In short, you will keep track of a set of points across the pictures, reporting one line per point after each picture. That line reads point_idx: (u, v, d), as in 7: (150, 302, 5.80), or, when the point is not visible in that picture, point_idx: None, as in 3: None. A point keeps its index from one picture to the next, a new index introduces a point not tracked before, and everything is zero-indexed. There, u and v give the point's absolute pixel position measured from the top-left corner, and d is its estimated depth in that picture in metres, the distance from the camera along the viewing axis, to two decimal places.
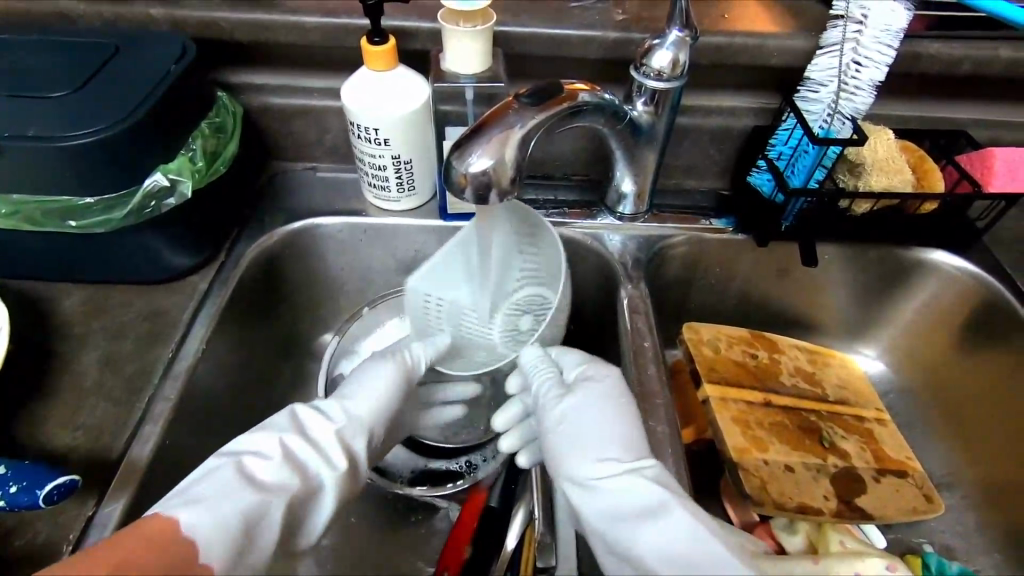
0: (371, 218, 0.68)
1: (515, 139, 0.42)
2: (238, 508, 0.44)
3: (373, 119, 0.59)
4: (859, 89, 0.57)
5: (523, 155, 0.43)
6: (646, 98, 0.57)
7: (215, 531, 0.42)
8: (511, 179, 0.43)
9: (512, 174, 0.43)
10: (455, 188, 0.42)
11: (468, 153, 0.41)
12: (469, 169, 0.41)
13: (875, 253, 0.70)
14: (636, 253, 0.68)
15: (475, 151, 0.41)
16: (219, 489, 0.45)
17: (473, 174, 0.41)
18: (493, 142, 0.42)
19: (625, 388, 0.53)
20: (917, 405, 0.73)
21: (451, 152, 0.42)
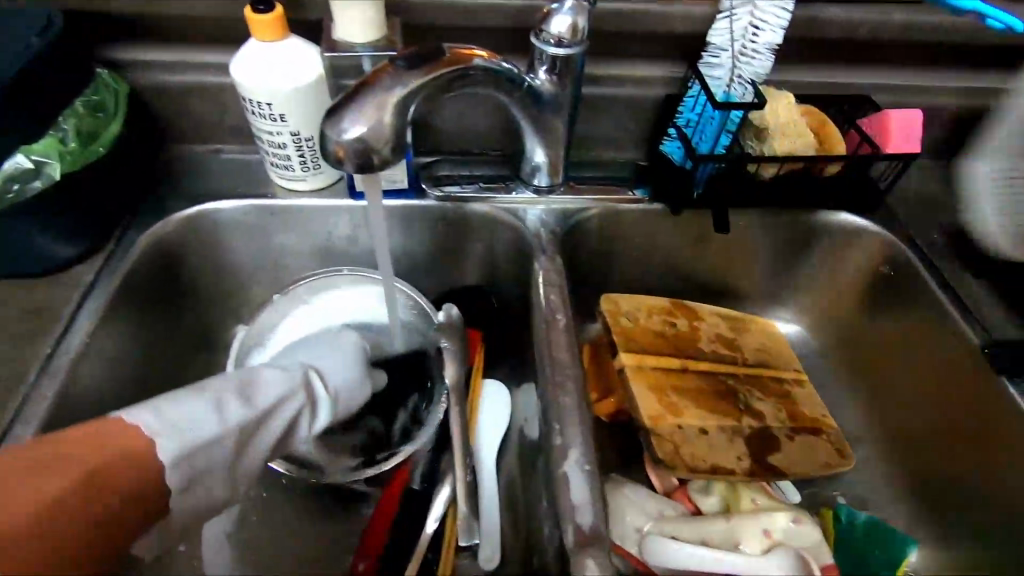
0: (276, 200, 0.65)
1: (392, 105, 0.40)
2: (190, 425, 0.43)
3: (266, 93, 0.56)
4: (757, 53, 0.58)
5: (404, 121, 0.42)
6: (548, 67, 0.56)
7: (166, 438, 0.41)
8: (391, 147, 0.41)
9: (392, 143, 0.41)
10: (333, 160, 0.40)
11: (342, 121, 0.39)
12: (344, 137, 0.39)
13: (787, 218, 0.71)
14: (553, 226, 0.67)
15: (350, 119, 0.39)
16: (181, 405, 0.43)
17: (348, 142, 0.39)
18: (368, 108, 0.40)
19: None
20: (832, 364, 0.75)
21: (325, 121, 0.40)
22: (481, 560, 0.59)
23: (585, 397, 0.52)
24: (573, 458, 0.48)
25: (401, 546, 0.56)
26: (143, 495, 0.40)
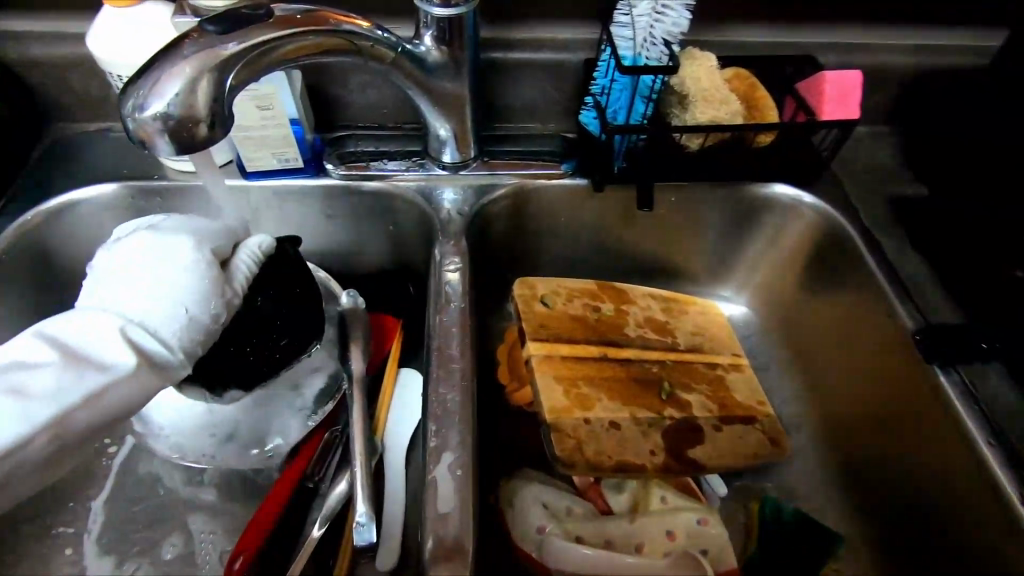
0: (163, 181, 0.61)
1: (205, 77, 0.36)
2: None
3: (125, 66, 0.51)
4: (667, 10, 0.52)
5: (222, 95, 0.37)
6: (435, 32, 0.51)
7: None
8: (207, 124, 0.36)
9: (209, 119, 0.36)
10: (139, 140, 0.36)
11: (141, 97, 0.34)
12: (145, 115, 0.35)
13: (723, 192, 0.66)
14: (462, 205, 0.62)
15: (150, 93, 0.35)
16: None
17: (149, 120, 0.35)
18: (168, 79, 0.35)
19: None
20: (774, 347, 0.71)
21: (125, 97, 0.35)
22: (379, 562, 0.55)
23: (469, 393, 0.48)
24: (444, 461, 0.44)
25: (282, 546, 0.54)
26: None
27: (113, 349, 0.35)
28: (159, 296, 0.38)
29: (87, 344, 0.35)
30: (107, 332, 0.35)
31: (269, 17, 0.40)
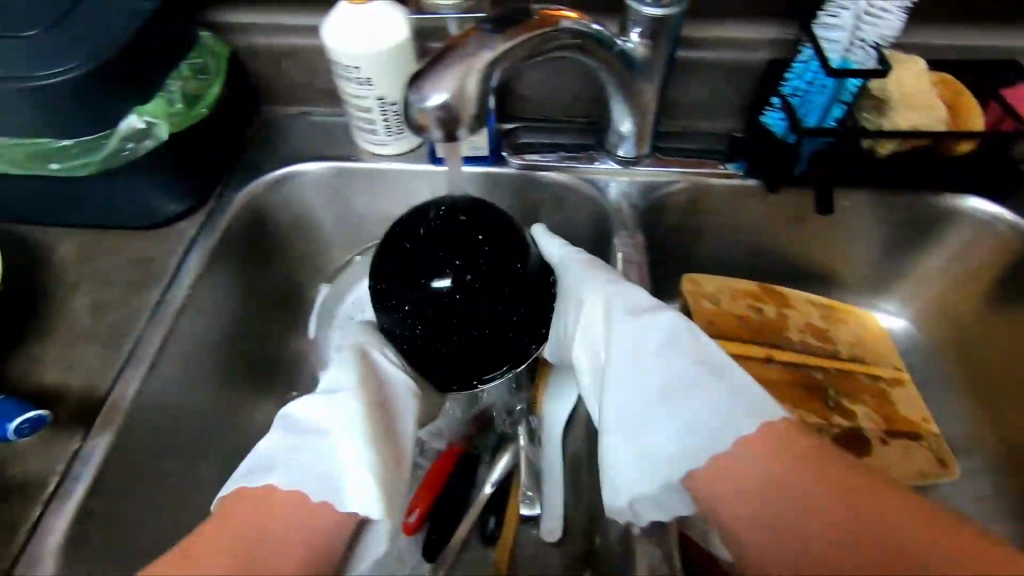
0: (360, 162, 0.66)
1: (477, 70, 0.40)
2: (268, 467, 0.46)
3: (355, 58, 0.56)
4: (885, 12, 0.51)
5: (485, 89, 0.41)
6: (643, 29, 0.52)
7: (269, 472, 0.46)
8: (473, 113, 0.40)
9: (475, 109, 0.40)
10: (415, 126, 0.40)
11: (426, 86, 0.38)
12: (426, 104, 0.39)
13: (900, 202, 0.64)
14: (636, 199, 0.64)
15: (433, 84, 0.39)
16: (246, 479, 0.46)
17: (430, 110, 0.39)
18: (448, 75, 0.39)
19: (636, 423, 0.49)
20: (937, 363, 0.69)
21: (409, 85, 0.39)
22: (543, 532, 0.59)
23: None
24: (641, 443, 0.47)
25: (451, 513, 0.58)
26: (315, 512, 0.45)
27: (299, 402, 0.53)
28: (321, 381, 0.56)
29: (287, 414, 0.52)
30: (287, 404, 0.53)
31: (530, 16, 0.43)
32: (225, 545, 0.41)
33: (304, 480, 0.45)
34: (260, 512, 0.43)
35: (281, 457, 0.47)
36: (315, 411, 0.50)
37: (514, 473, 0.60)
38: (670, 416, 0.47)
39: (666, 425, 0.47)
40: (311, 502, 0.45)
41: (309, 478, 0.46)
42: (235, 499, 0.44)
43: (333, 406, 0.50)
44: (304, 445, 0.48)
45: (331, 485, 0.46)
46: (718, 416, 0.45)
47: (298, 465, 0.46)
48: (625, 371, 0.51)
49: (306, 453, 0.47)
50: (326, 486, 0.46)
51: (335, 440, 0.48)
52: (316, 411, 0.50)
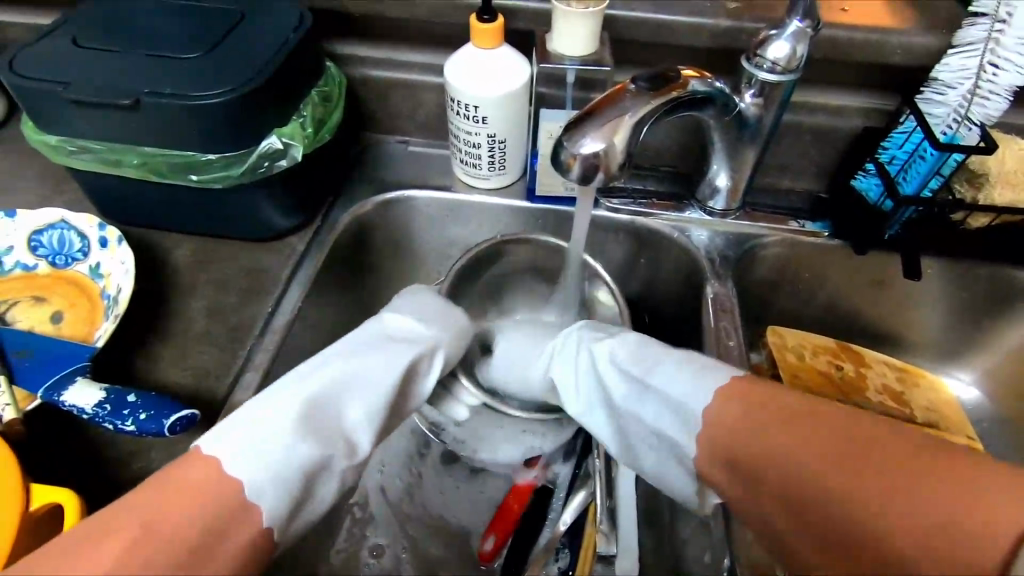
0: (457, 194, 0.69)
1: (626, 125, 0.44)
2: (273, 432, 0.41)
3: (474, 98, 0.59)
4: (992, 95, 0.53)
5: (634, 141, 0.45)
6: (755, 91, 0.55)
7: (248, 461, 0.39)
8: (619, 163, 0.44)
9: (621, 159, 0.44)
10: (563, 168, 0.44)
11: (580, 136, 0.43)
12: (580, 151, 0.43)
13: (984, 272, 0.66)
14: (724, 250, 0.66)
15: (588, 134, 0.43)
16: (251, 435, 0.41)
17: (583, 156, 0.43)
18: (602, 129, 0.43)
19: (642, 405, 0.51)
20: (1011, 436, 0.69)
21: (563, 133, 0.44)
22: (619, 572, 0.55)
23: None
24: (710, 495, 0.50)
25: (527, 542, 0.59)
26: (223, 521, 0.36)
27: (323, 363, 0.48)
28: (360, 341, 0.51)
29: (311, 379, 0.46)
30: (321, 367, 0.47)
31: (678, 76, 0.48)
32: (144, 513, 0.35)
33: (273, 465, 0.40)
34: (179, 496, 0.36)
35: (260, 422, 0.42)
36: (326, 367, 0.47)
37: (588, 511, 0.58)
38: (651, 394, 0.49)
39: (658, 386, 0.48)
40: (232, 492, 0.38)
41: (253, 474, 0.39)
42: (203, 453, 0.39)
43: (350, 401, 0.46)
44: (281, 424, 0.42)
45: (291, 484, 0.40)
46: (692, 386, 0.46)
47: (272, 442, 0.41)
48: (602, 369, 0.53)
49: (275, 437, 0.41)
50: (288, 485, 0.40)
51: (331, 409, 0.45)
52: (328, 368, 0.47)
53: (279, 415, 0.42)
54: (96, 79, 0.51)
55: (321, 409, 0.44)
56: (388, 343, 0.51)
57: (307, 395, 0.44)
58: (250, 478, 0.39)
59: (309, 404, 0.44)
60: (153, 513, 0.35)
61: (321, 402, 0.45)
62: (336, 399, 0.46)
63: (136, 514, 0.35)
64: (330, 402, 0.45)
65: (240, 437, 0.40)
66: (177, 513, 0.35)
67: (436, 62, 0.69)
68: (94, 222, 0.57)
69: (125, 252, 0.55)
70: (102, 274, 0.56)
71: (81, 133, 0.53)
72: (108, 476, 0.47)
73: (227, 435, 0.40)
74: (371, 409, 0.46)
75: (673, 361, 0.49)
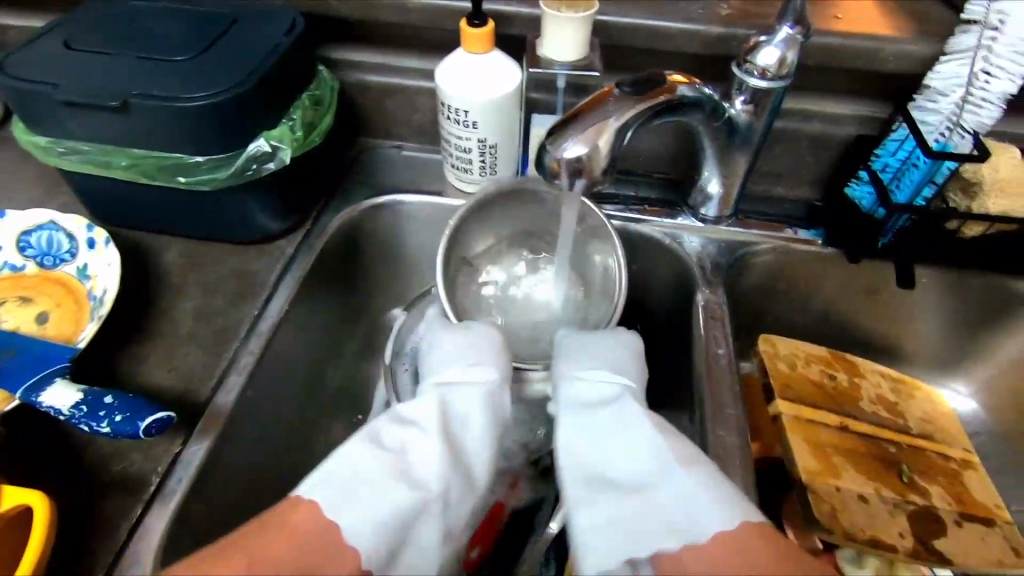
0: (450, 199, 0.69)
1: (610, 129, 0.44)
2: (369, 477, 0.41)
3: (464, 102, 0.59)
4: (985, 103, 0.52)
5: (618, 145, 0.44)
6: (746, 97, 0.55)
7: (354, 513, 0.39)
8: (603, 168, 0.44)
9: (605, 164, 0.44)
10: (547, 172, 0.44)
11: (564, 140, 0.43)
12: (563, 155, 0.43)
13: (978, 282, 0.65)
14: (716, 257, 0.66)
15: (572, 138, 0.43)
16: (347, 478, 0.41)
17: (567, 160, 0.43)
18: (586, 132, 0.43)
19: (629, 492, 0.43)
20: (1008, 449, 0.68)
21: (546, 138, 0.44)
22: None
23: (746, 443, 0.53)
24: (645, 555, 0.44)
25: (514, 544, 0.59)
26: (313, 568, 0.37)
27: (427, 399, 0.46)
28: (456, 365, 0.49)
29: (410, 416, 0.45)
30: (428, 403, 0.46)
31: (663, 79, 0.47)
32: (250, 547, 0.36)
33: (377, 523, 0.39)
34: (282, 532, 0.37)
35: (351, 466, 0.41)
36: (420, 405, 0.45)
37: (576, 521, 0.56)
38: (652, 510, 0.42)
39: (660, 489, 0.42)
40: (318, 541, 0.37)
41: (363, 520, 0.39)
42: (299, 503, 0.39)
43: (447, 434, 0.44)
44: (369, 466, 0.41)
45: (394, 533, 0.39)
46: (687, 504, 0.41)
47: (363, 487, 0.40)
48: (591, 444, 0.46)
49: (371, 474, 0.41)
50: (388, 533, 0.39)
51: (422, 449, 0.43)
52: (418, 407, 0.45)
53: (376, 461, 0.42)
54: (86, 80, 0.51)
55: (426, 453, 0.43)
56: (469, 362, 0.49)
57: (398, 438, 0.44)
58: (346, 523, 0.38)
59: (398, 447, 0.43)
60: (259, 551, 0.36)
61: (415, 445, 0.43)
62: (439, 435, 0.44)
63: (241, 554, 0.36)
64: (434, 440, 0.43)
65: (333, 483, 0.40)
66: (291, 549, 0.36)
67: (430, 67, 0.69)
68: (83, 224, 0.57)
69: (113, 253, 0.56)
70: (89, 275, 0.56)
71: (70, 135, 0.54)
72: (87, 478, 0.46)
73: (319, 471, 0.41)
74: (455, 458, 0.43)
75: (683, 479, 0.42)
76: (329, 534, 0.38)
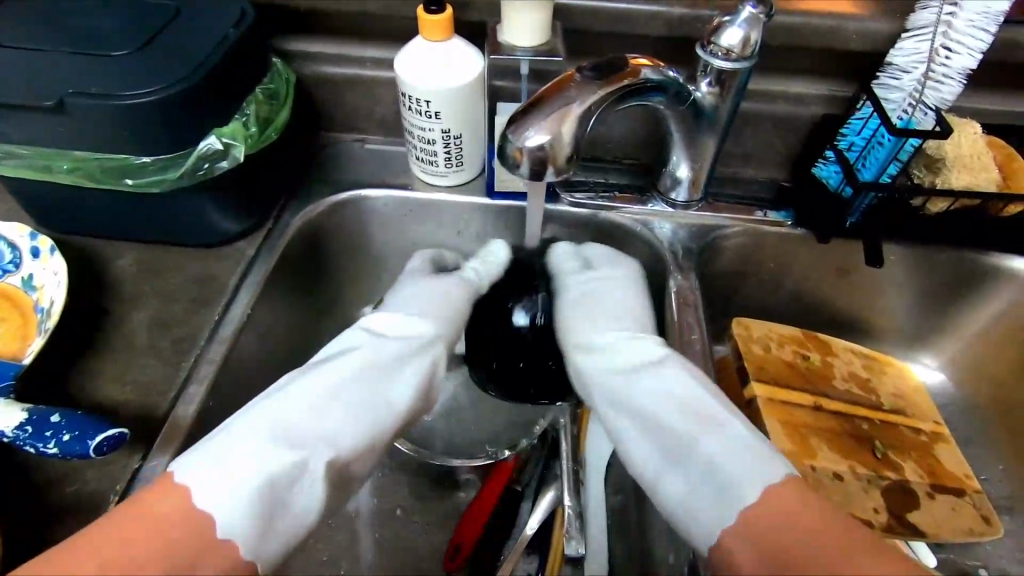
0: (416, 192, 0.67)
1: (574, 115, 0.43)
2: (277, 462, 0.42)
3: (424, 92, 0.57)
4: (946, 78, 0.52)
5: (581, 132, 0.44)
6: (711, 79, 0.54)
7: (251, 485, 0.40)
8: (568, 156, 0.44)
9: (569, 151, 0.44)
10: (510, 161, 0.44)
11: (526, 128, 0.42)
12: (526, 143, 0.43)
13: (945, 256, 0.66)
14: (687, 242, 0.65)
15: (534, 126, 0.43)
16: (280, 404, 0.45)
17: (530, 148, 0.43)
18: (547, 120, 0.43)
19: (666, 385, 0.50)
20: (976, 418, 0.69)
21: (508, 126, 0.44)
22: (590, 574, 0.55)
23: None
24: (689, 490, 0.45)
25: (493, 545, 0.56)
26: (200, 542, 0.37)
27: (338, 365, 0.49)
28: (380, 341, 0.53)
29: (338, 376, 0.49)
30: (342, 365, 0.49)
31: (627, 64, 0.47)
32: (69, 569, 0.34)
33: (295, 511, 0.42)
34: (145, 514, 0.37)
35: (263, 411, 0.44)
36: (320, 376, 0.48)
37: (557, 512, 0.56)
38: (686, 469, 0.45)
39: (682, 453, 0.46)
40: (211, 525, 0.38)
41: (258, 456, 0.41)
42: (166, 480, 0.39)
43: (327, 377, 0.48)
44: (272, 431, 0.43)
45: (287, 518, 0.42)
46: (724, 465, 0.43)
47: (254, 450, 0.42)
48: (619, 393, 0.51)
49: (336, 413, 0.46)
50: (268, 515, 0.40)
51: (321, 413, 0.46)
52: (323, 377, 0.48)
53: (246, 447, 0.42)
54: (19, 79, 0.48)
55: (350, 412, 0.47)
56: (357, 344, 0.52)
57: (344, 388, 0.48)
58: (234, 485, 0.40)
59: (346, 396, 0.48)
60: (123, 543, 0.35)
61: (325, 393, 0.47)
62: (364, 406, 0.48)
63: (101, 542, 0.35)
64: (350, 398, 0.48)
65: (263, 422, 0.44)
66: (147, 530, 0.36)
67: (390, 57, 0.67)
68: (25, 232, 0.54)
69: (58, 263, 0.53)
70: (34, 286, 0.53)
71: (6, 138, 0.50)
72: (45, 499, 0.45)
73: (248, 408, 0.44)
74: (379, 399, 0.49)
75: (716, 436, 0.45)
76: (201, 515, 0.38)
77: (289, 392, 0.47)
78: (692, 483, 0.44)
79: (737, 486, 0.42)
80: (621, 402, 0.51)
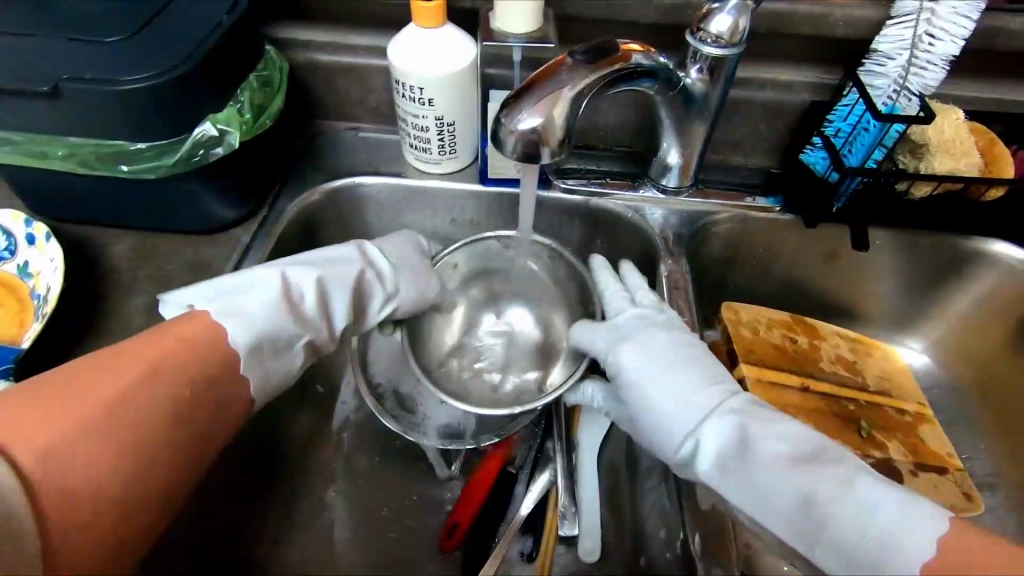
0: (410, 179, 0.68)
1: (565, 99, 0.44)
2: (264, 326, 0.48)
3: (418, 78, 0.57)
4: (929, 64, 0.54)
5: (573, 116, 0.45)
6: (701, 66, 0.55)
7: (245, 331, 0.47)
8: (559, 139, 0.45)
9: (561, 135, 0.45)
10: (502, 144, 0.45)
11: (518, 111, 0.43)
12: (518, 126, 0.43)
13: (930, 240, 0.67)
14: (678, 228, 0.66)
15: (526, 110, 0.43)
16: (257, 287, 0.50)
17: (521, 132, 0.43)
18: (539, 104, 0.43)
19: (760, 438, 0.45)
20: (960, 399, 0.71)
21: (502, 110, 0.44)
22: (581, 554, 0.56)
23: None
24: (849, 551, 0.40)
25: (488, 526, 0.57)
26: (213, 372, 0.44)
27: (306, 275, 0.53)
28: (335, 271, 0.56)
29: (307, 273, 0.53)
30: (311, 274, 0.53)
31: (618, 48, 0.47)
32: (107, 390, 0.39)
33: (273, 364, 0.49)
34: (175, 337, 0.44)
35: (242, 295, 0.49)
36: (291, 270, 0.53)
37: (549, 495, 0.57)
38: (833, 529, 0.40)
39: (823, 503, 0.41)
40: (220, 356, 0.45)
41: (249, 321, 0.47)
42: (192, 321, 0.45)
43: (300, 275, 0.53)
44: (259, 302, 0.49)
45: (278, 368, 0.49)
46: (871, 499, 0.40)
47: (249, 310, 0.48)
48: (726, 456, 0.45)
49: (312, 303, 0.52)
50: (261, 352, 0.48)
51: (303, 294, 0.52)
52: (301, 274, 0.53)
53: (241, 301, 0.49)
54: (12, 65, 0.49)
55: (326, 305, 0.53)
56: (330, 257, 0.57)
57: (321, 284, 0.53)
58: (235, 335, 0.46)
59: (321, 290, 0.53)
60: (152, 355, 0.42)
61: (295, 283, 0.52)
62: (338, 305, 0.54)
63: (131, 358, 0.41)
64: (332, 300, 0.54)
65: (246, 302, 0.49)
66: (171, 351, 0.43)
67: (383, 44, 0.67)
68: (20, 219, 0.54)
69: (54, 249, 0.53)
70: (30, 273, 0.53)
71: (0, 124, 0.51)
72: None
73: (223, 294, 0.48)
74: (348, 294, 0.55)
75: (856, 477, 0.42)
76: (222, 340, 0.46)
77: (267, 278, 0.51)
78: (890, 524, 0.39)
79: (887, 544, 0.39)
80: (729, 474, 0.44)
